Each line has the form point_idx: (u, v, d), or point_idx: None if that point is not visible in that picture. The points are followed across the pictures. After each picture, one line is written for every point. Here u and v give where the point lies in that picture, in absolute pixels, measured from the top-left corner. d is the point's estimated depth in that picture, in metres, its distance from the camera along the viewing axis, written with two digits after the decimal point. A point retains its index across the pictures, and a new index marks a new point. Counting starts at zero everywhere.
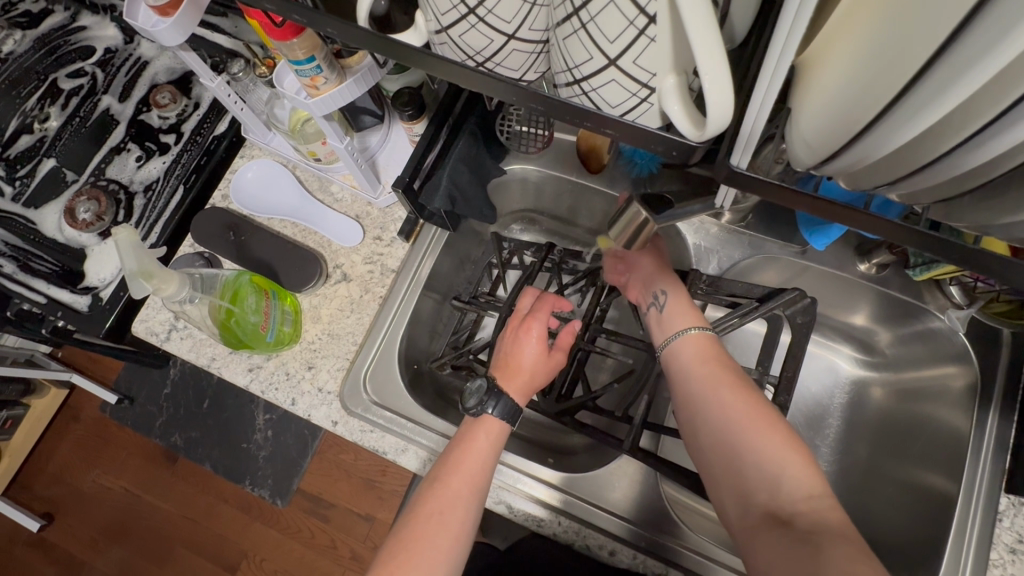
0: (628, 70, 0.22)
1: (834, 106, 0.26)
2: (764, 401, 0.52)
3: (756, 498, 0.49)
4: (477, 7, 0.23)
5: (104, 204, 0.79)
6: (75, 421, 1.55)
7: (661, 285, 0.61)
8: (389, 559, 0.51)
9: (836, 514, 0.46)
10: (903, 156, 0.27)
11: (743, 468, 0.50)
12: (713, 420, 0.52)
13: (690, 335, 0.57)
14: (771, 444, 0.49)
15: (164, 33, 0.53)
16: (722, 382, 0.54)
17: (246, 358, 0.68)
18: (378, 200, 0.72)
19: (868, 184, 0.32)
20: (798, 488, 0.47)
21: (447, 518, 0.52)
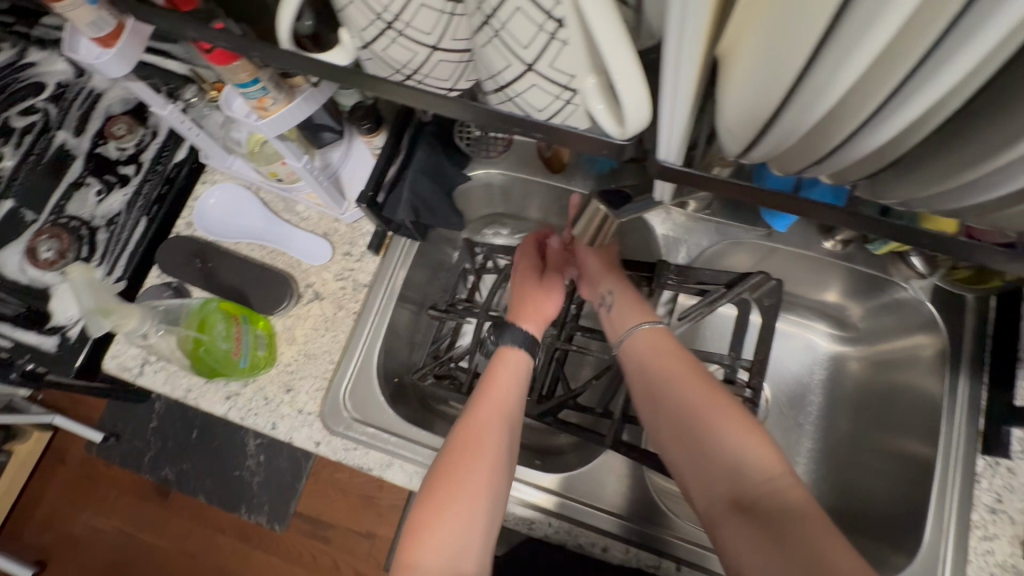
0: (547, 74, 0.22)
1: (742, 109, 0.26)
2: (719, 389, 0.52)
3: (719, 489, 0.49)
4: (394, 21, 0.23)
5: (67, 242, 0.78)
6: (61, 464, 1.52)
7: (607, 286, 0.62)
8: (428, 497, 0.52)
9: (798, 494, 0.46)
10: (819, 136, 0.27)
11: (705, 457, 0.50)
12: (672, 414, 0.53)
13: (643, 330, 0.58)
14: (730, 432, 0.50)
15: (108, 64, 0.52)
16: (678, 377, 0.53)
17: (222, 386, 0.67)
18: (345, 215, 0.72)
19: (795, 168, 0.32)
20: (759, 474, 0.48)
21: (484, 450, 0.54)
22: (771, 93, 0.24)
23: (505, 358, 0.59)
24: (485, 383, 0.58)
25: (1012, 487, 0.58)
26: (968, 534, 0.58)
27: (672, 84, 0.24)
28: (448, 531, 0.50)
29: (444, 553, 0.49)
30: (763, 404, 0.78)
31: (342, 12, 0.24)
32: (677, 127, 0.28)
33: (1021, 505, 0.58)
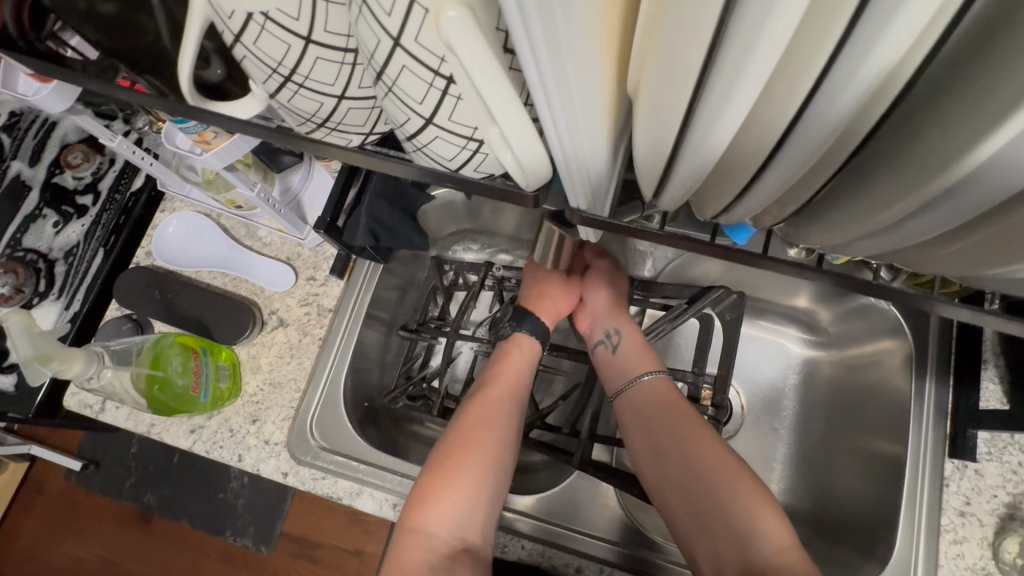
0: (447, 127, 0.22)
1: (646, 159, 0.26)
2: (730, 452, 0.52)
3: (726, 557, 0.47)
4: (292, 75, 0.22)
5: (22, 276, 0.76)
6: (41, 493, 1.49)
7: (614, 324, 0.63)
8: (444, 456, 0.54)
9: (807, 568, 0.44)
10: (727, 176, 0.26)
11: (711, 521, 0.49)
12: (679, 473, 0.52)
13: (648, 380, 0.59)
14: (739, 497, 0.49)
15: (48, 99, 0.51)
16: (687, 435, 0.54)
17: (186, 420, 0.66)
18: (306, 240, 0.70)
19: (715, 207, 0.31)
20: (769, 541, 0.46)
21: (495, 419, 0.57)
22: (667, 143, 0.24)
23: (517, 341, 0.63)
24: (494, 364, 0.61)
25: (980, 489, 0.59)
26: (938, 539, 0.58)
27: (563, 141, 0.23)
28: (456, 496, 0.51)
29: (451, 519, 0.51)
30: (738, 411, 0.79)
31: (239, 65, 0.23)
32: (584, 179, 0.27)
33: (989, 507, 0.58)
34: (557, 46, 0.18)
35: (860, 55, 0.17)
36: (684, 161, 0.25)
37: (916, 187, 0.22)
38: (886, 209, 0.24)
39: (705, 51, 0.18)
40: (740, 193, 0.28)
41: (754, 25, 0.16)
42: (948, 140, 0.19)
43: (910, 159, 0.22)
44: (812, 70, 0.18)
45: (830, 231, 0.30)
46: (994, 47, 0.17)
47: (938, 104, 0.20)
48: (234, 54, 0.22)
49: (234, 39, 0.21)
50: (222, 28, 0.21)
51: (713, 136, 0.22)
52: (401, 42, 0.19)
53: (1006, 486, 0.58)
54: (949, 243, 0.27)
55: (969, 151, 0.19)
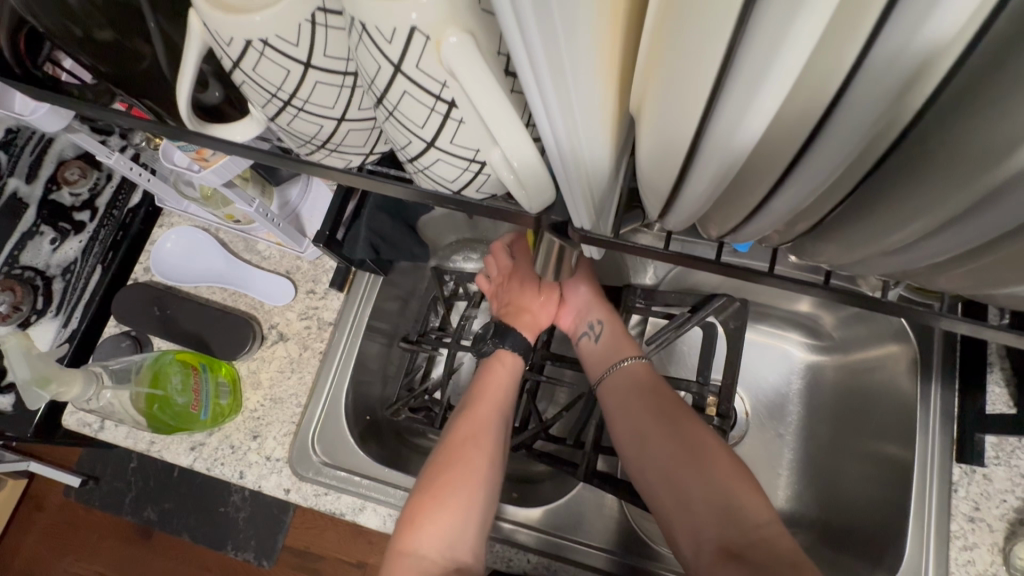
0: (449, 150, 0.21)
1: (656, 176, 0.25)
2: (706, 430, 0.53)
3: (706, 533, 0.48)
4: (292, 99, 0.22)
5: (19, 293, 0.75)
6: (39, 510, 1.47)
7: (595, 316, 0.63)
8: (430, 482, 0.53)
9: (786, 541, 0.46)
10: (736, 194, 0.26)
11: (690, 500, 0.50)
12: (658, 454, 0.53)
13: (629, 364, 0.59)
14: (718, 473, 0.50)
15: (44, 119, 0.51)
16: (664, 416, 0.55)
17: (186, 437, 0.65)
18: (305, 253, 0.70)
19: (730, 226, 0.30)
20: (749, 517, 0.47)
21: (481, 441, 0.56)
22: (676, 162, 0.23)
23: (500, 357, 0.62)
24: (479, 380, 0.61)
25: (989, 494, 0.58)
26: (948, 545, 0.58)
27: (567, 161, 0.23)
28: (446, 518, 0.51)
29: (440, 540, 0.50)
30: (742, 417, 0.78)
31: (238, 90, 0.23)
32: (592, 197, 0.27)
33: (998, 512, 0.57)
34: (567, 62, 0.17)
35: (874, 72, 0.16)
36: (696, 180, 0.24)
37: (935, 205, 0.21)
38: (904, 228, 0.24)
39: (717, 65, 0.17)
40: (753, 212, 0.27)
41: (770, 42, 0.16)
42: (967, 157, 0.19)
43: (928, 174, 0.21)
44: (825, 89, 0.18)
45: (844, 249, 0.29)
46: (1004, 70, 0.16)
47: (953, 124, 0.19)
48: (233, 79, 0.22)
49: (233, 65, 0.21)
50: (221, 54, 0.21)
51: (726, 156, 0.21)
52: (402, 68, 0.19)
53: (1015, 491, 0.58)
54: (959, 257, 0.27)
55: (988, 169, 0.18)
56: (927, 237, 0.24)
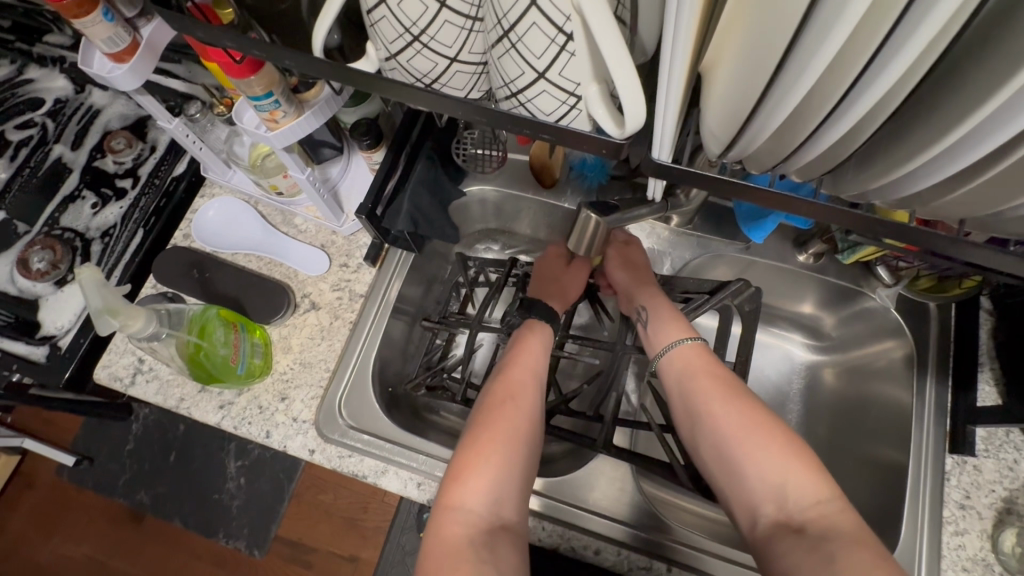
0: (556, 81, 0.25)
1: (716, 124, 0.30)
2: (760, 410, 0.54)
3: (763, 509, 0.50)
4: (421, 35, 0.26)
5: (59, 253, 0.79)
6: (29, 488, 1.45)
7: (641, 303, 0.66)
8: (476, 436, 0.56)
9: (846, 518, 0.46)
10: (778, 142, 0.30)
11: (746, 478, 0.52)
12: (712, 434, 0.55)
13: (683, 345, 0.61)
14: (773, 452, 0.51)
15: (120, 79, 0.54)
16: (715, 396, 0.56)
17: (217, 395, 0.67)
18: (343, 228, 0.74)
19: (768, 164, 0.33)
20: (805, 495, 0.48)
21: (521, 399, 0.59)
22: (738, 114, 0.27)
23: (533, 327, 0.66)
24: (516, 350, 0.64)
25: (978, 484, 0.62)
26: (941, 530, 0.61)
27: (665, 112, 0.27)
28: (491, 474, 0.53)
29: (487, 495, 0.52)
30: None
31: (372, 26, 0.27)
32: (664, 145, 0.30)
33: (987, 501, 0.61)
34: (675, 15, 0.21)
35: (907, 35, 0.20)
36: (751, 131, 0.28)
37: (929, 149, 0.26)
38: (896, 171, 0.29)
39: (792, 28, 0.21)
40: (782, 159, 0.32)
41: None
42: (966, 104, 0.23)
43: (933, 120, 0.26)
44: (865, 51, 0.22)
45: (857, 190, 0.34)
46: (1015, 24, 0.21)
47: (963, 75, 0.24)
48: (373, 14, 0.26)
49: (378, 1, 0.25)
50: None
51: (781, 109, 0.25)
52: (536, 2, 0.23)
53: (1003, 481, 0.61)
54: (965, 214, 0.31)
55: (974, 112, 0.23)
56: (913, 180, 0.29)
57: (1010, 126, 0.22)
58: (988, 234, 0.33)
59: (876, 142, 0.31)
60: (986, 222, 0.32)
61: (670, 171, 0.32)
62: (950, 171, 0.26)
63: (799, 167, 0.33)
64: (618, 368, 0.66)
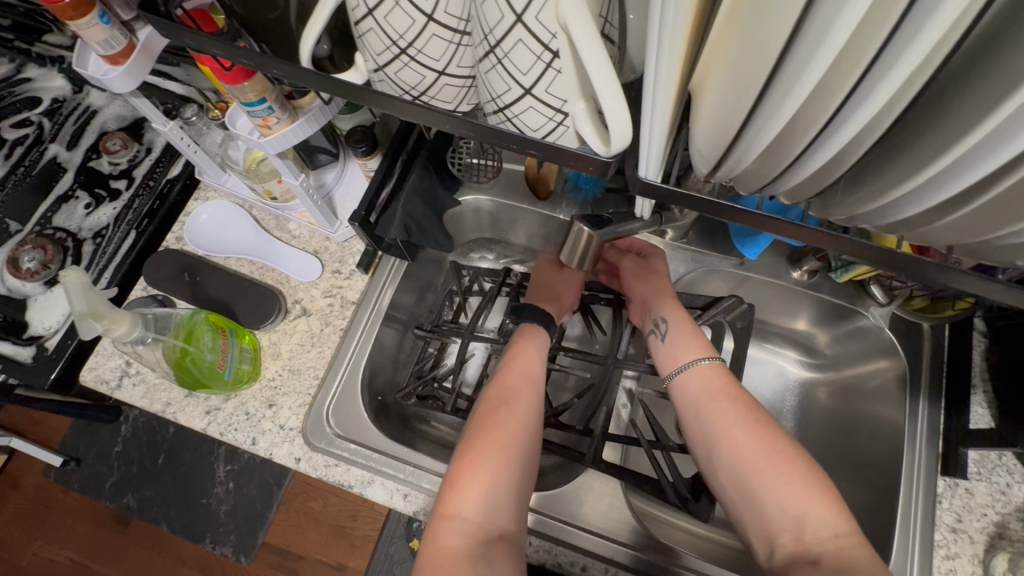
0: (542, 98, 0.25)
1: (705, 144, 0.29)
2: (781, 439, 0.54)
3: (780, 538, 0.49)
4: (408, 48, 0.26)
5: (50, 252, 0.78)
6: (15, 489, 1.44)
7: (659, 313, 0.65)
8: (473, 444, 0.55)
9: (864, 552, 0.45)
10: (766, 164, 0.30)
11: (765, 507, 0.51)
12: (728, 458, 0.54)
13: (699, 365, 0.60)
14: (792, 482, 0.50)
15: (116, 81, 0.54)
16: (732, 420, 0.56)
17: (203, 400, 0.66)
18: (336, 234, 0.73)
19: (755, 185, 0.33)
20: (823, 526, 0.48)
21: (517, 405, 0.58)
22: (725, 135, 0.27)
23: (527, 332, 0.66)
24: (512, 355, 0.64)
25: (970, 507, 0.61)
26: (932, 554, 0.60)
27: (650, 131, 0.26)
28: (488, 483, 0.52)
29: (482, 504, 0.51)
30: None
31: (359, 38, 0.27)
32: (652, 162, 0.30)
33: (980, 525, 0.60)
34: (660, 35, 0.21)
35: (888, 65, 0.20)
36: (738, 152, 0.28)
37: (917, 174, 0.26)
38: (884, 196, 0.29)
39: (777, 51, 0.21)
40: (769, 182, 0.32)
41: (822, 23, 0.19)
42: (953, 130, 0.23)
43: (921, 145, 0.26)
44: (847, 77, 0.22)
45: (845, 215, 0.34)
46: (999, 52, 0.21)
47: (948, 101, 0.24)
48: (360, 27, 0.26)
49: (366, 13, 0.25)
50: (357, 3, 0.25)
51: (767, 131, 0.25)
52: (523, 18, 0.22)
53: (995, 505, 0.61)
54: (954, 240, 0.31)
55: (961, 141, 0.23)
56: (901, 206, 0.29)
57: (996, 155, 0.22)
58: (975, 260, 0.33)
59: (864, 163, 0.31)
60: (974, 249, 0.32)
61: (659, 190, 0.32)
62: (938, 197, 0.26)
63: (787, 189, 0.33)
64: (609, 381, 0.65)
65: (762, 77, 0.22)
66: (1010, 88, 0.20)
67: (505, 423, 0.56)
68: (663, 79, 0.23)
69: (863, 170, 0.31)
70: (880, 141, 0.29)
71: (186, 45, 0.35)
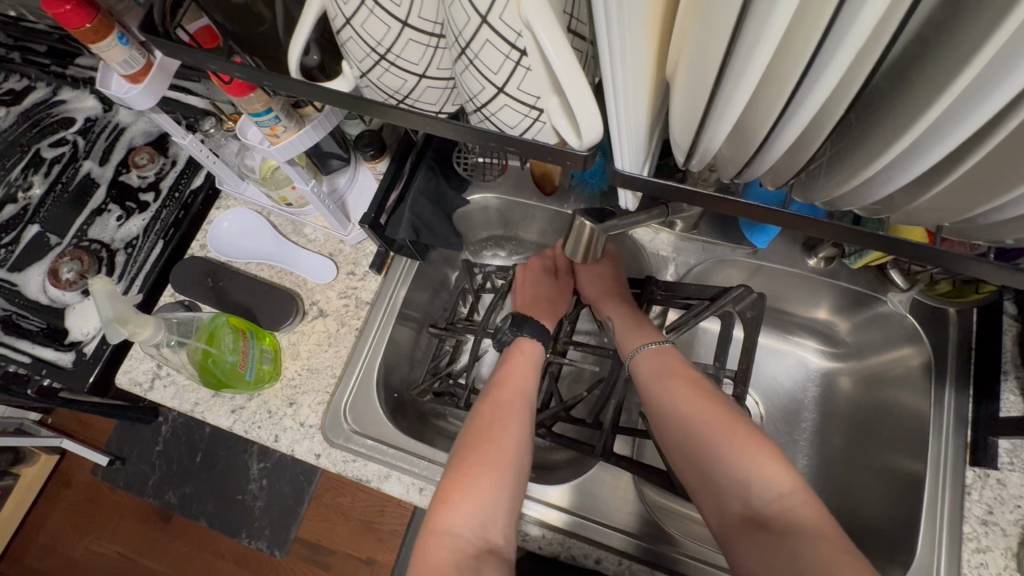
0: (516, 95, 0.26)
1: (681, 132, 0.30)
2: (724, 405, 0.54)
3: (730, 504, 0.50)
4: (387, 54, 0.27)
5: (86, 263, 0.83)
6: (67, 487, 1.52)
7: (608, 311, 0.69)
8: (462, 461, 0.56)
9: (809, 510, 0.46)
10: (741, 145, 0.30)
11: (713, 473, 0.51)
12: (678, 431, 0.55)
13: (648, 351, 0.62)
14: (735, 446, 0.51)
15: (137, 98, 0.56)
16: (680, 393, 0.56)
17: (228, 400, 0.69)
18: (349, 236, 0.75)
19: (734, 170, 0.34)
20: (769, 487, 0.48)
21: (507, 421, 0.59)
22: (693, 122, 0.28)
23: (523, 347, 0.66)
24: (504, 369, 0.65)
25: (1003, 499, 0.59)
26: (961, 547, 0.58)
27: (619, 123, 0.27)
28: (480, 499, 0.53)
29: (473, 520, 0.52)
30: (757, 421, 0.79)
31: (342, 46, 0.28)
32: (628, 154, 0.31)
33: (1013, 517, 0.58)
34: (610, 36, 0.21)
35: (837, 48, 0.21)
36: (706, 140, 0.29)
37: (886, 152, 0.26)
38: (854, 178, 0.29)
39: (728, 38, 0.21)
40: (743, 167, 0.32)
41: (764, 10, 0.20)
42: (915, 107, 0.23)
43: (887, 124, 0.26)
44: (802, 60, 0.22)
45: (827, 196, 0.33)
46: (955, 25, 0.20)
47: (911, 79, 0.24)
48: (341, 35, 0.27)
49: (344, 23, 0.26)
50: (336, 13, 0.26)
51: (729, 115, 0.25)
52: (487, 19, 0.23)
53: None
54: (944, 218, 0.30)
55: (923, 119, 0.23)
56: (876, 185, 0.29)
57: (963, 125, 0.22)
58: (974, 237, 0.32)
59: (839, 139, 0.31)
60: (969, 227, 0.32)
61: (639, 182, 0.33)
62: (911, 171, 0.26)
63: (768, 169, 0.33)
64: (618, 373, 0.66)
65: (717, 65, 0.23)
66: (964, 64, 0.20)
67: (498, 440, 0.56)
68: (624, 71, 0.23)
69: (837, 153, 0.31)
70: (852, 122, 0.29)
71: (188, 60, 0.37)
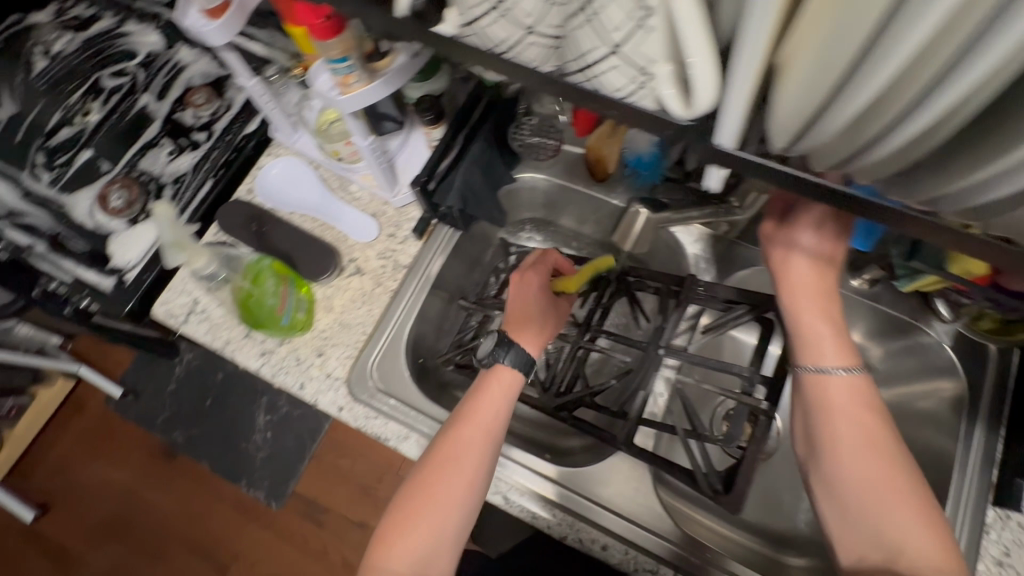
0: (629, 57, 0.26)
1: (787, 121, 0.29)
2: (901, 463, 0.51)
3: (871, 556, 0.50)
4: (500, 3, 0.28)
5: (135, 194, 0.85)
6: (79, 413, 1.56)
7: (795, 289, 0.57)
8: (409, 499, 0.56)
9: None
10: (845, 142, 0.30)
11: (867, 525, 0.50)
12: (840, 468, 0.52)
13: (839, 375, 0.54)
14: (903, 513, 0.49)
15: (211, 34, 0.57)
16: (859, 437, 0.52)
17: (259, 343, 0.70)
18: (395, 198, 0.76)
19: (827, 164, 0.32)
20: (926, 560, 0.47)
21: (461, 463, 0.56)
22: (808, 106, 0.27)
23: (496, 376, 0.60)
24: (475, 399, 0.59)
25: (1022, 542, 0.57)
26: None
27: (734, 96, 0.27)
28: (415, 544, 0.54)
29: (408, 560, 0.54)
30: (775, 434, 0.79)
31: None
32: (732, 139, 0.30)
33: None
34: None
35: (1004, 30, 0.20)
36: (820, 126, 0.28)
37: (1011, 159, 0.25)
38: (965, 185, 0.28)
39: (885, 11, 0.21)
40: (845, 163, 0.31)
41: None
42: None
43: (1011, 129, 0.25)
44: (952, 45, 0.21)
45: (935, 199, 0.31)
46: None
47: None
48: None
49: None
50: None
51: (860, 96, 0.25)
52: None
53: None
54: None
55: None
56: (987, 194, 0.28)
57: None
58: None
59: None
60: None
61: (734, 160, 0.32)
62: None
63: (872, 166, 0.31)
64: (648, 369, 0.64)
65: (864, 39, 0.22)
66: None
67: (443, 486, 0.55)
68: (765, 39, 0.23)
69: None
70: None
71: None
